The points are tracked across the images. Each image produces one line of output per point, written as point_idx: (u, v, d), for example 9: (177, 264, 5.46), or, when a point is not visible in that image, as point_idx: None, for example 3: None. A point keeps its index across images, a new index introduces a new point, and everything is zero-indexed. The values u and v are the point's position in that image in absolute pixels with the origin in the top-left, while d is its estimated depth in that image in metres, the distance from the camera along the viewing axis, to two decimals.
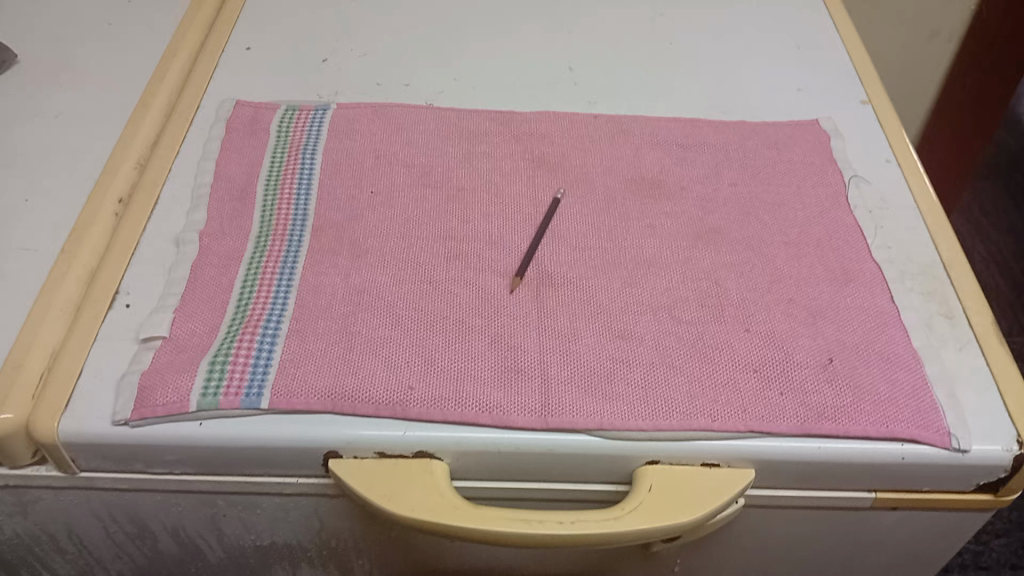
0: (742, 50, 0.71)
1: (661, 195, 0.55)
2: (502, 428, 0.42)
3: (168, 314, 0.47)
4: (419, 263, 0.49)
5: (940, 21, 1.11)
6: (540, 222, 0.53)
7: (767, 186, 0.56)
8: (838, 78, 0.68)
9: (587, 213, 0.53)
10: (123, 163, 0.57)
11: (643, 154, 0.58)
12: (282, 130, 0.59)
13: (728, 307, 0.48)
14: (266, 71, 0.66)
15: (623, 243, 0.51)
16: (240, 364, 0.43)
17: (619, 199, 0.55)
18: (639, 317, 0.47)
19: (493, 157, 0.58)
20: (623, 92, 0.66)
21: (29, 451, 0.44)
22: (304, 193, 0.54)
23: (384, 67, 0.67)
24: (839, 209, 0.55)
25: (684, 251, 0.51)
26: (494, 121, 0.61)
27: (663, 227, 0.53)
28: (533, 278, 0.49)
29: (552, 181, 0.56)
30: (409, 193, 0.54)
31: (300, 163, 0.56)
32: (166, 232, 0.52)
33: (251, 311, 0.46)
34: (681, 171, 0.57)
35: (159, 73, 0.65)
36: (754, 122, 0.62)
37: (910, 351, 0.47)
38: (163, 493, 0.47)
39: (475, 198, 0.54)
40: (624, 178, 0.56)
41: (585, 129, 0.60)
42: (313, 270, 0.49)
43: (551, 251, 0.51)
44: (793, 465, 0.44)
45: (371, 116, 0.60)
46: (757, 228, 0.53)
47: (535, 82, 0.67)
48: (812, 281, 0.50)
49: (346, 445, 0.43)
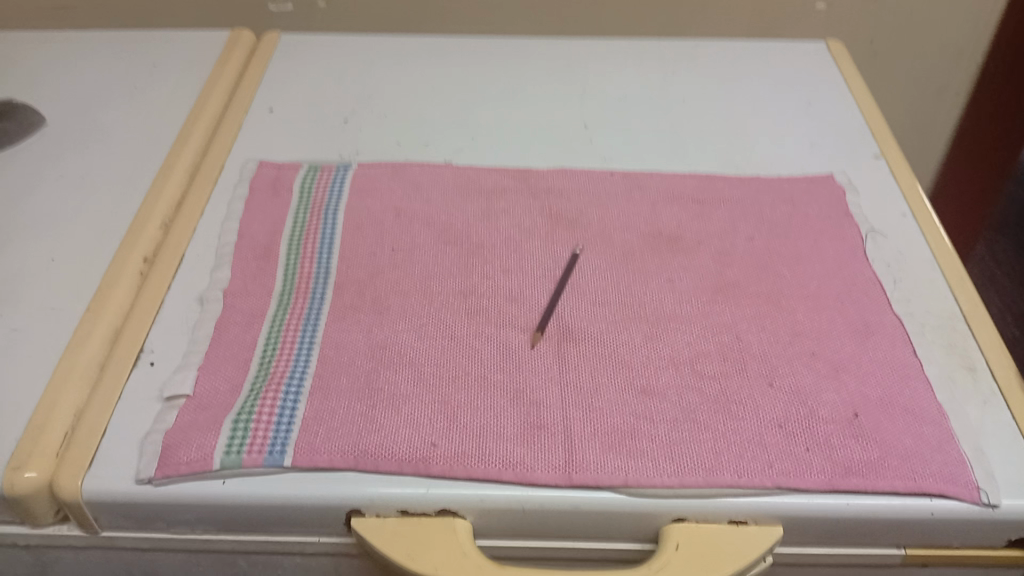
0: (755, 107, 0.72)
1: (680, 250, 0.55)
2: (526, 485, 0.42)
3: (192, 372, 0.47)
4: (440, 319, 0.50)
5: (948, 77, 1.12)
6: (559, 277, 0.53)
7: (785, 241, 0.57)
8: (848, 132, 0.69)
9: (606, 269, 0.54)
10: (148, 223, 0.58)
11: (660, 210, 0.59)
12: (304, 190, 0.60)
13: (750, 360, 0.48)
14: (288, 131, 0.68)
15: (643, 299, 0.52)
16: (263, 422, 0.43)
17: (638, 255, 0.55)
18: (661, 372, 0.47)
19: (512, 213, 0.59)
20: (638, 148, 0.67)
21: (52, 510, 0.44)
22: (326, 251, 0.55)
23: (404, 126, 0.69)
24: (857, 262, 0.55)
25: (705, 306, 0.51)
26: (512, 178, 0.62)
27: (683, 282, 0.53)
28: (554, 333, 0.49)
29: (571, 237, 0.57)
30: (429, 250, 0.55)
31: (322, 222, 0.57)
32: (189, 291, 0.53)
33: (274, 369, 0.46)
34: (699, 227, 0.58)
35: (183, 136, 0.67)
36: (769, 177, 0.63)
37: (935, 404, 0.46)
38: (183, 552, 0.46)
39: (494, 254, 0.55)
40: (642, 233, 0.57)
41: (604, 184, 0.61)
42: (336, 327, 0.49)
43: (571, 306, 0.51)
44: (821, 523, 0.43)
45: (392, 175, 0.62)
46: (776, 283, 0.53)
47: (551, 140, 0.68)
48: (833, 335, 0.50)
49: (369, 503, 0.43)
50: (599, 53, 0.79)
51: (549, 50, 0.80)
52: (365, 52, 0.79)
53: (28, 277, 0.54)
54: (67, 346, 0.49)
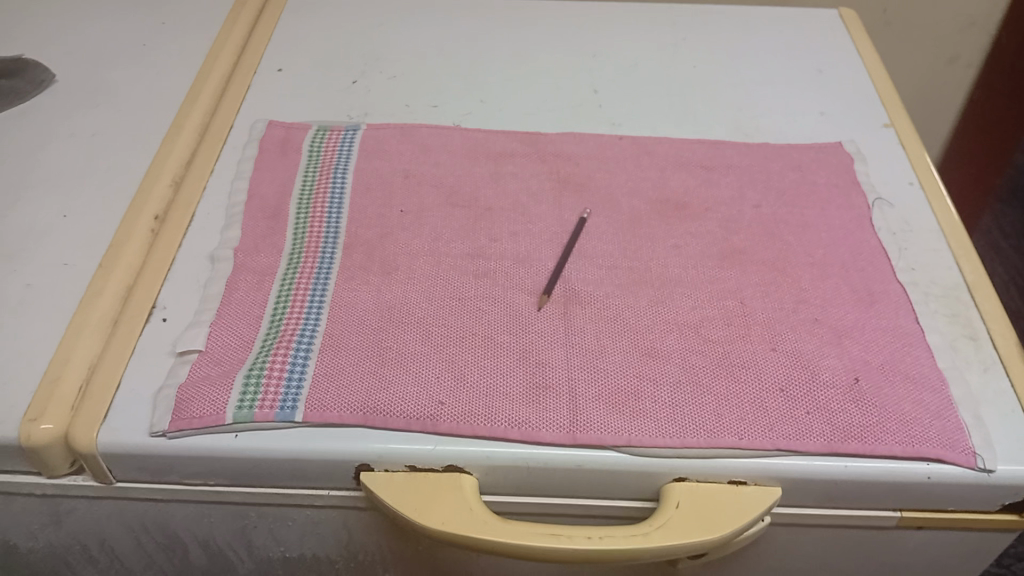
0: (766, 74, 0.72)
1: (687, 216, 0.56)
2: (531, 444, 0.43)
3: (203, 329, 0.48)
4: (448, 281, 0.50)
5: (960, 47, 1.12)
6: (566, 241, 0.53)
7: (792, 208, 0.57)
8: (860, 102, 0.69)
9: (613, 233, 0.54)
10: (159, 181, 0.58)
11: (668, 175, 0.59)
12: (314, 151, 0.61)
13: (753, 326, 0.48)
14: (297, 92, 0.68)
15: (649, 263, 0.52)
16: (274, 379, 0.44)
17: (644, 220, 0.55)
18: (666, 336, 0.47)
19: (520, 177, 0.59)
20: (647, 114, 0.67)
21: (67, 461, 0.45)
22: (336, 211, 0.55)
23: (413, 88, 0.69)
24: (863, 230, 0.56)
25: (710, 272, 0.52)
26: (521, 142, 0.62)
27: (689, 248, 0.53)
28: (561, 296, 0.50)
29: (578, 201, 0.57)
30: (437, 213, 0.55)
31: (331, 182, 0.58)
32: (200, 250, 0.54)
33: (284, 326, 0.47)
34: (706, 193, 0.58)
35: (193, 94, 0.67)
36: (777, 145, 0.63)
37: (935, 371, 0.47)
38: (195, 505, 0.48)
39: (502, 217, 0.55)
40: (649, 198, 0.57)
41: (613, 150, 0.62)
42: (345, 287, 0.50)
43: (577, 270, 0.51)
44: (820, 485, 0.44)
45: (401, 137, 0.62)
46: (781, 249, 0.54)
47: (560, 105, 0.68)
48: (837, 302, 0.50)
49: (377, 459, 0.44)
50: (609, 17, 0.79)
51: (559, 13, 0.79)
52: (373, 14, 0.78)
53: (40, 233, 0.55)
54: (81, 301, 0.50)
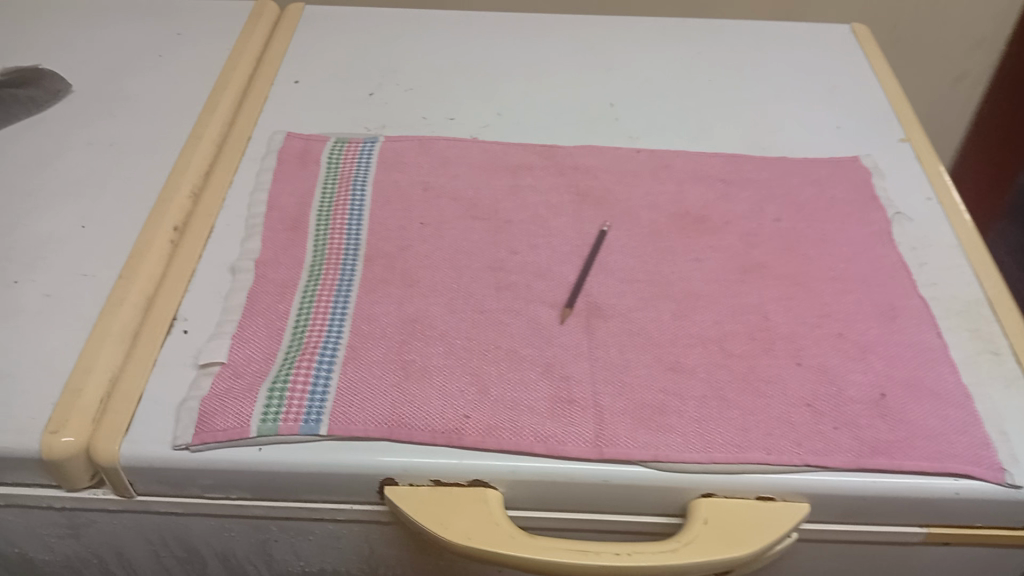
0: (781, 88, 0.72)
1: (707, 230, 0.56)
2: (557, 458, 0.43)
3: (225, 341, 0.48)
4: (470, 294, 0.50)
5: (969, 64, 1.12)
6: (586, 255, 0.53)
7: (811, 222, 0.57)
8: (875, 117, 0.69)
9: (634, 247, 0.54)
10: (178, 192, 0.58)
11: (687, 188, 0.59)
12: (332, 162, 0.61)
13: (777, 339, 0.48)
14: (314, 103, 0.68)
15: (670, 276, 0.52)
16: (298, 392, 0.44)
17: (665, 233, 0.55)
18: (689, 349, 0.47)
19: (540, 189, 0.59)
20: (664, 126, 0.67)
21: (87, 473, 0.45)
22: (355, 224, 0.55)
23: (431, 101, 0.69)
24: (883, 244, 0.56)
25: (732, 286, 0.52)
26: (539, 154, 0.62)
27: (709, 262, 0.53)
28: (583, 309, 0.50)
29: (598, 215, 0.57)
30: (458, 225, 0.55)
31: (350, 195, 0.58)
32: (220, 261, 0.54)
33: (307, 338, 0.47)
34: (725, 207, 0.58)
35: (210, 107, 0.66)
36: (795, 159, 0.63)
37: (959, 386, 0.47)
38: (216, 518, 0.47)
39: (523, 231, 0.55)
40: (669, 211, 0.57)
41: (630, 163, 0.62)
42: (367, 300, 0.50)
43: (599, 283, 0.51)
44: (847, 500, 0.44)
45: (419, 150, 0.62)
46: (802, 264, 0.54)
47: (577, 118, 0.68)
48: (860, 317, 0.50)
49: (403, 472, 0.43)
50: (624, 31, 0.79)
51: (573, 26, 0.80)
52: (388, 27, 0.78)
53: (60, 243, 0.54)
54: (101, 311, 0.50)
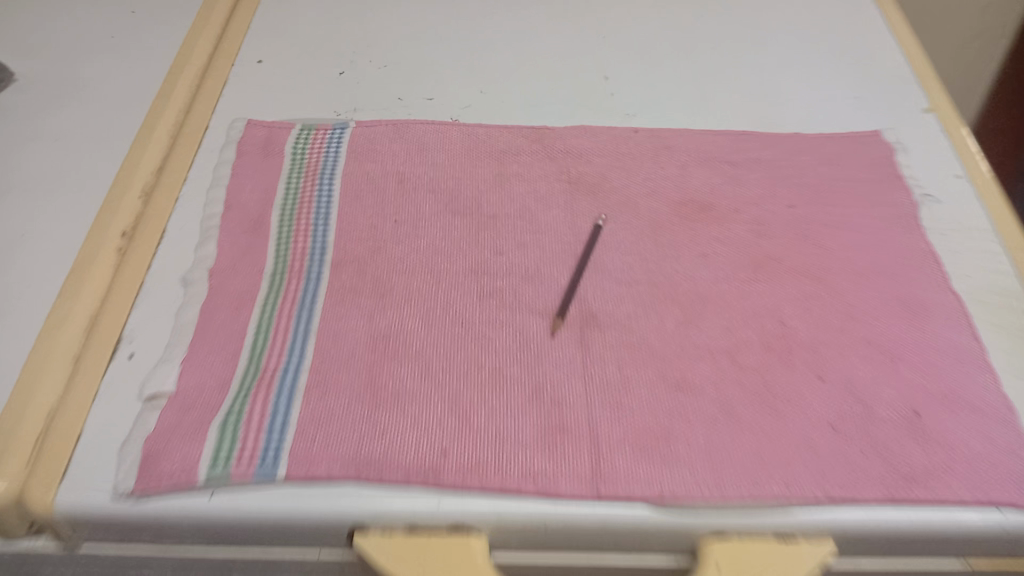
0: (791, 54, 0.66)
1: (714, 220, 0.50)
2: (548, 498, 0.38)
3: (174, 366, 0.43)
4: (450, 303, 0.45)
5: (990, 19, 1.05)
6: (578, 254, 0.48)
7: (830, 207, 0.51)
8: (896, 84, 0.63)
9: (632, 242, 0.49)
10: (127, 193, 0.53)
11: (690, 173, 0.53)
12: (298, 152, 0.55)
13: (796, 349, 0.42)
14: (279, 86, 0.62)
15: (673, 276, 0.46)
16: (253, 430, 0.39)
17: (667, 225, 0.50)
18: (697, 364, 0.42)
19: (526, 178, 0.53)
20: (664, 101, 0.61)
21: (24, 524, 0.39)
22: (322, 225, 0.50)
23: (408, 79, 0.62)
24: (911, 231, 0.50)
25: (744, 285, 0.46)
26: (526, 138, 0.56)
27: (717, 258, 0.48)
28: (575, 318, 0.44)
29: (592, 206, 0.51)
30: (436, 223, 0.50)
31: (317, 190, 0.52)
32: (172, 271, 0.48)
33: (264, 365, 0.42)
34: (734, 193, 0.52)
35: (164, 94, 0.60)
36: (809, 135, 0.57)
37: (1001, 398, 0.41)
38: (172, 566, 0.42)
39: (508, 227, 0.50)
40: (670, 199, 0.52)
41: (627, 145, 0.56)
42: (334, 315, 0.45)
43: (593, 287, 0.46)
44: (880, 537, 0.38)
45: (394, 136, 0.56)
46: (821, 257, 0.48)
47: (569, 94, 0.62)
48: (889, 319, 0.44)
49: (373, 518, 0.38)
50: None
51: None
52: None
53: None
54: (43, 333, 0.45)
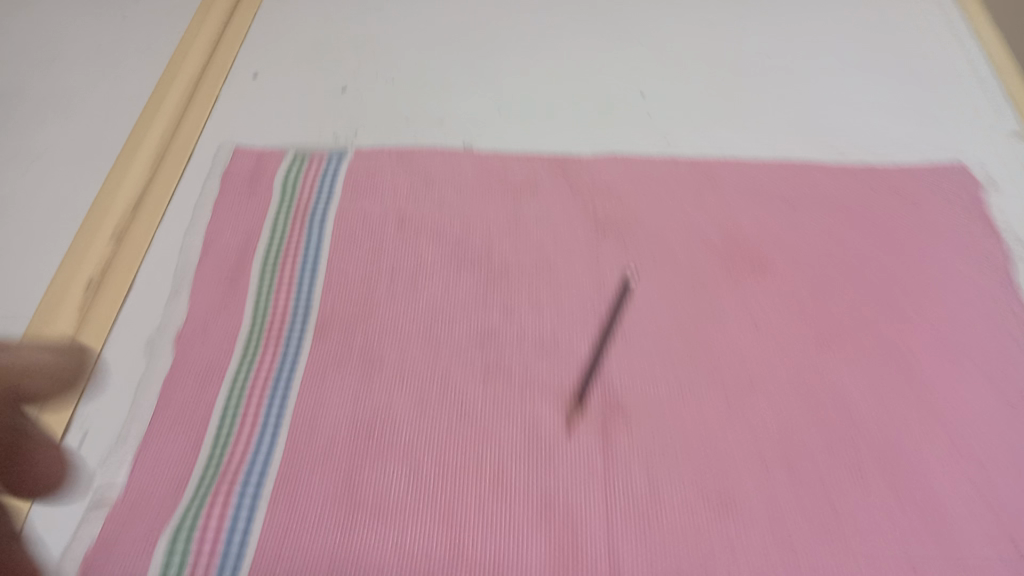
0: (860, 58, 0.56)
1: (765, 279, 0.43)
2: None
3: (128, 459, 0.37)
4: (448, 384, 0.38)
5: None
6: (602, 319, 0.41)
7: (905, 266, 0.43)
8: (982, 99, 0.53)
9: (667, 306, 0.41)
10: (97, 235, 0.47)
11: (738, 214, 0.46)
12: (288, 183, 0.47)
13: (862, 457, 0.36)
14: (270, 97, 0.54)
15: (717, 354, 0.40)
16: (204, 556, 0.33)
17: (709, 285, 0.42)
18: (744, 473, 0.35)
19: (547, 220, 0.46)
20: (708, 123, 0.52)
21: None
22: (307, 279, 0.43)
23: (415, 90, 0.55)
24: (1003, 299, 0.42)
25: (801, 367, 0.39)
26: (549, 168, 0.49)
27: (766, 331, 0.40)
28: (597, 406, 0.38)
29: (621, 255, 0.44)
30: (438, 277, 0.43)
31: (305, 235, 0.45)
32: (137, 335, 0.42)
33: (231, 446, 0.36)
34: (790, 244, 0.44)
35: (152, 104, 0.53)
36: (882, 166, 0.48)
37: None
38: None
39: (521, 281, 0.43)
40: (713, 248, 0.44)
41: (665, 177, 0.48)
42: (313, 398, 0.38)
43: (620, 365, 0.39)
44: None
45: (395, 167, 0.49)
46: (893, 332, 0.40)
47: (599, 110, 0.53)
48: (975, 418, 0.37)
49: None
50: None
51: None
52: None
53: None
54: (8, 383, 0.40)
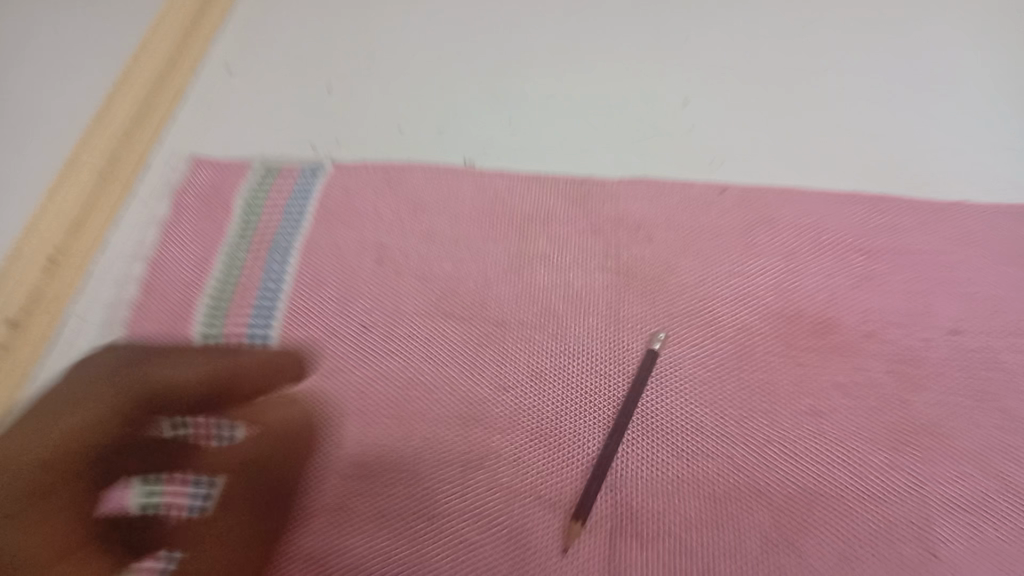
0: (967, 57, 0.45)
1: (825, 356, 0.34)
2: None
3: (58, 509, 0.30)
4: (418, 479, 0.32)
5: None
6: (617, 398, 0.33)
7: (1007, 347, 0.34)
8: None
9: (701, 385, 0.33)
10: (25, 255, 0.37)
11: (794, 266, 0.37)
12: (251, 205, 0.39)
13: None
14: (241, 93, 0.45)
15: (760, 453, 0.32)
16: None
17: (754, 359, 0.34)
18: None
19: (558, 262, 0.37)
20: (775, 142, 0.42)
21: None
22: (259, 333, 0.35)
23: (414, 86, 0.45)
24: None
25: (864, 477, 0.31)
26: (563, 194, 0.40)
27: (822, 429, 0.32)
28: (602, 524, 0.30)
29: (647, 315, 0.35)
30: (420, 334, 0.35)
31: (264, 274, 0.37)
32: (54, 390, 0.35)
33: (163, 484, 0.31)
34: (858, 310, 0.35)
35: (117, 85, 0.43)
36: (983, 206, 0.39)
37: None
38: None
39: (520, 343, 0.35)
40: (760, 310, 0.35)
41: (707, 213, 0.39)
42: (252, 491, 0.31)
43: (637, 462, 0.32)
44: None
45: (381, 186, 0.40)
46: (984, 436, 0.32)
47: (637, 116, 0.43)
48: None
49: None
50: None
51: None
52: None
53: None
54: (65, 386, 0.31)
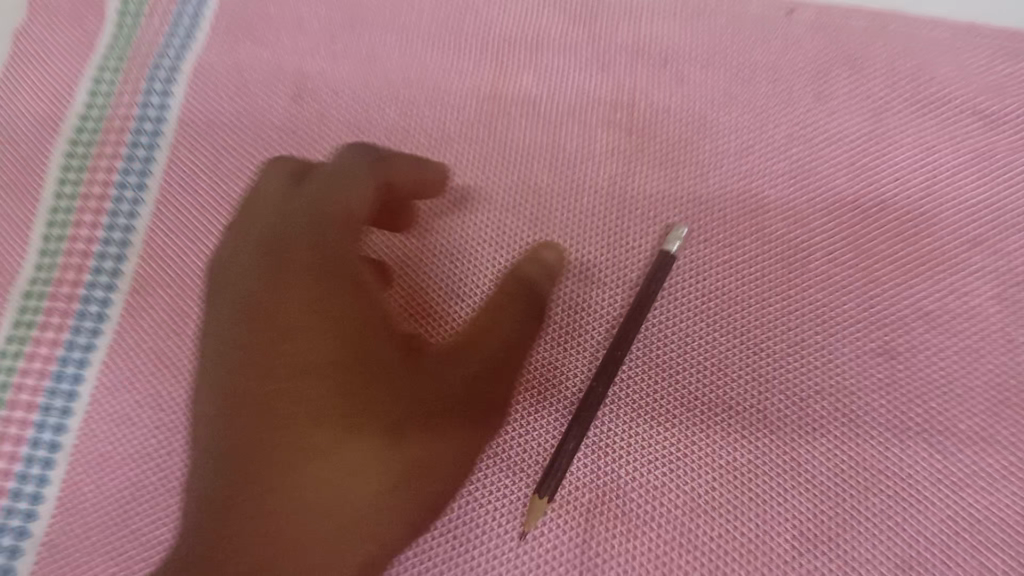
0: None
1: (904, 263, 0.25)
2: None
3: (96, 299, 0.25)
4: None
5: None
6: (612, 312, 0.25)
7: None
8: None
9: (726, 299, 0.25)
10: None
11: (876, 130, 0.27)
12: (130, 16, 0.30)
13: None
14: None
15: (800, 404, 0.23)
16: None
17: (804, 265, 0.25)
18: None
19: (547, 112, 0.28)
20: None
21: None
22: (134, 197, 0.27)
23: None
24: None
25: (944, 446, 0.23)
26: (568, 19, 0.29)
27: (897, 377, 0.23)
28: (578, 497, 0.22)
29: (662, 193, 0.26)
30: None
31: (143, 113, 0.28)
32: None
33: (30, 348, 0.25)
34: (957, 197, 0.26)
35: None
36: None
37: None
38: None
39: (486, 227, 0.26)
40: (819, 194, 0.26)
41: (762, 48, 0.28)
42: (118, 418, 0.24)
43: (629, 408, 0.23)
44: None
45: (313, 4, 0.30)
46: None
47: None
48: None
49: None
50: None
51: None
52: None
53: None
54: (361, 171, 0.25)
